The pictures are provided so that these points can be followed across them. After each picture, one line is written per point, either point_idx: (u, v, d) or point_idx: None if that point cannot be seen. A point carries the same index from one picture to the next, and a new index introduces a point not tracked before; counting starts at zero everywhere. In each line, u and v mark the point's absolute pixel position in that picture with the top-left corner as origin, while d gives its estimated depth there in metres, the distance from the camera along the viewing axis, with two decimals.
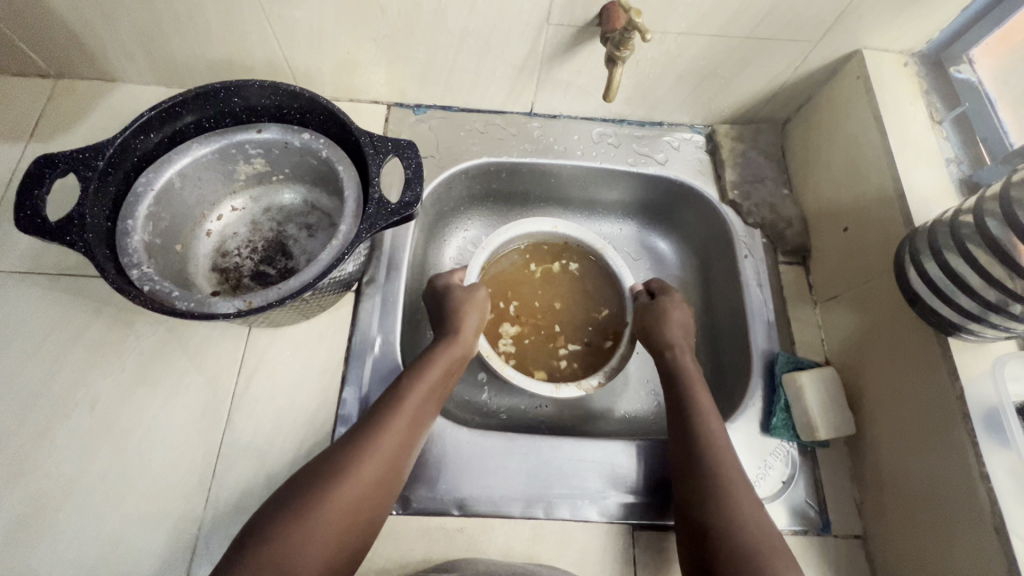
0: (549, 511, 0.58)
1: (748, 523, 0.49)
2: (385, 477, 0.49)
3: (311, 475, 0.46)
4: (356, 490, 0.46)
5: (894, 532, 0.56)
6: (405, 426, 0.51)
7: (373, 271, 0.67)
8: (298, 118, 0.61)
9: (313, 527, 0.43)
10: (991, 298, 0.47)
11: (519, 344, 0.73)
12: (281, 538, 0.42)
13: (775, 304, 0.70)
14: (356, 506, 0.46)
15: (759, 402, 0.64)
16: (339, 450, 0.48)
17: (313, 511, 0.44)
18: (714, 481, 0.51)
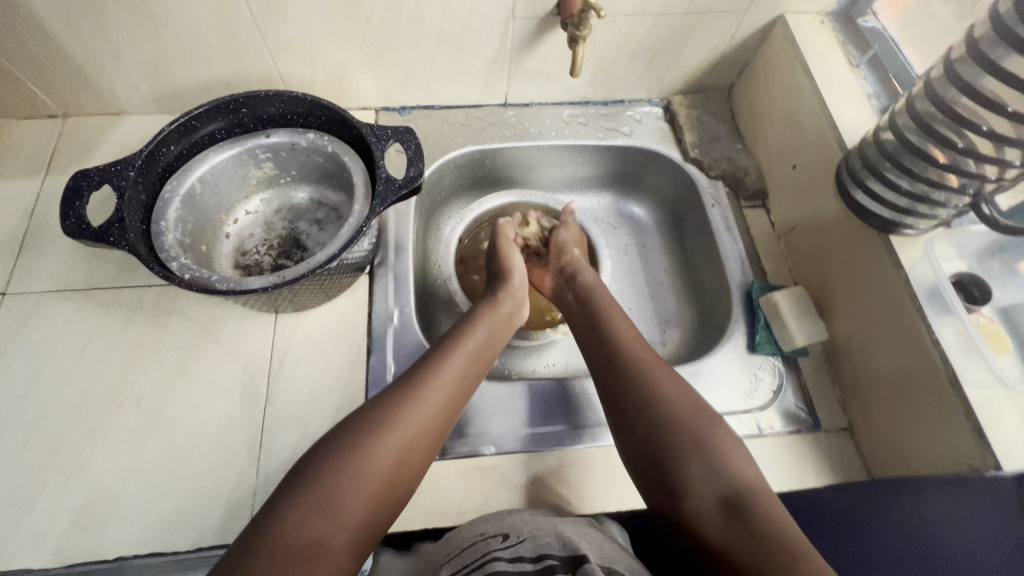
0: (573, 441, 0.64)
1: (677, 408, 0.55)
2: (430, 432, 0.54)
3: (353, 433, 0.51)
4: (398, 448, 0.51)
5: (874, 417, 0.63)
6: (448, 395, 0.57)
7: (382, 254, 0.73)
8: (302, 121, 0.68)
9: (358, 478, 0.48)
10: (918, 192, 0.56)
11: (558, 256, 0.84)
12: (330, 495, 0.47)
13: (744, 243, 0.79)
14: (395, 463, 0.51)
15: (743, 326, 0.72)
16: (389, 407, 0.53)
17: (365, 458, 0.49)
18: (643, 380, 0.57)
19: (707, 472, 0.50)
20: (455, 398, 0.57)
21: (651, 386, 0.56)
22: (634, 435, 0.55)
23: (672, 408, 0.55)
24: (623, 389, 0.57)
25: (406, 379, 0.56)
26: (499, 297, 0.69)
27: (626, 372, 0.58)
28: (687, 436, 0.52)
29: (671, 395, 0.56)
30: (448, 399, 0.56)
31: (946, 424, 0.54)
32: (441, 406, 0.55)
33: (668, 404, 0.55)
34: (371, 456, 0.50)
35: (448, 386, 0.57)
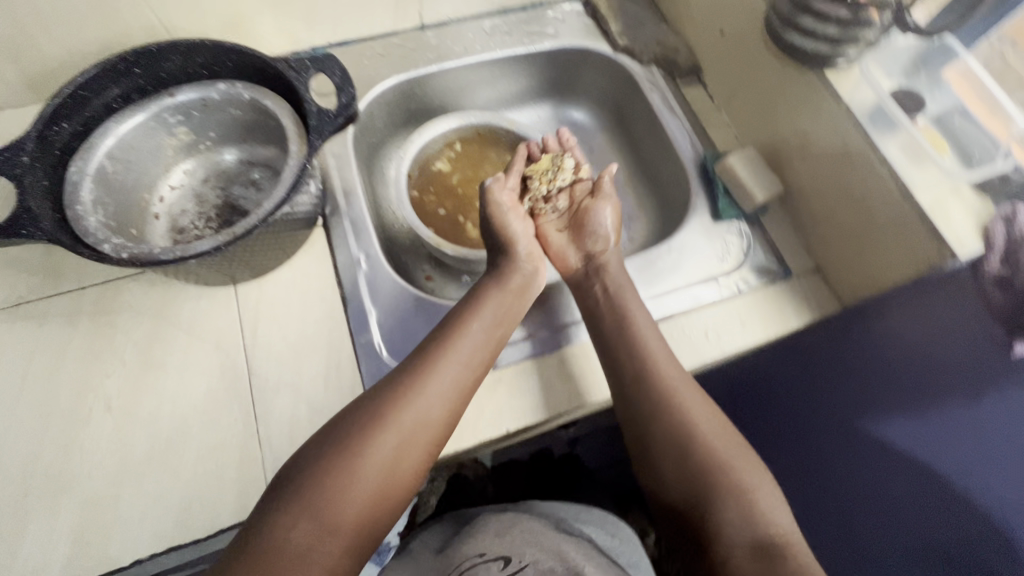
0: (569, 340, 0.66)
1: (716, 450, 0.54)
2: (428, 434, 0.53)
3: (355, 423, 0.51)
4: (393, 446, 0.51)
5: (837, 251, 0.67)
6: (449, 392, 0.55)
7: (332, 202, 0.69)
8: (207, 72, 0.62)
9: (356, 476, 0.49)
10: (846, 17, 0.58)
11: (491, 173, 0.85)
12: (325, 493, 0.47)
13: (688, 120, 0.79)
14: (390, 464, 0.51)
15: (703, 198, 0.74)
16: (391, 410, 0.52)
17: (359, 457, 0.49)
18: (675, 413, 0.56)
19: (739, 516, 0.50)
20: (460, 393, 0.55)
21: (685, 427, 0.55)
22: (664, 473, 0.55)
23: (705, 445, 0.54)
24: (655, 426, 0.56)
25: (405, 374, 0.55)
26: (504, 272, 0.66)
27: (659, 407, 0.57)
28: (722, 481, 0.52)
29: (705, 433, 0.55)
30: (451, 398, 0.54)
31: (904, 234, 0.58)
32: (443, 403, 0.54)
33: (705, 443, 0.54)
34: (365, 458, 0.49)
35: (446, 381, 0.55)
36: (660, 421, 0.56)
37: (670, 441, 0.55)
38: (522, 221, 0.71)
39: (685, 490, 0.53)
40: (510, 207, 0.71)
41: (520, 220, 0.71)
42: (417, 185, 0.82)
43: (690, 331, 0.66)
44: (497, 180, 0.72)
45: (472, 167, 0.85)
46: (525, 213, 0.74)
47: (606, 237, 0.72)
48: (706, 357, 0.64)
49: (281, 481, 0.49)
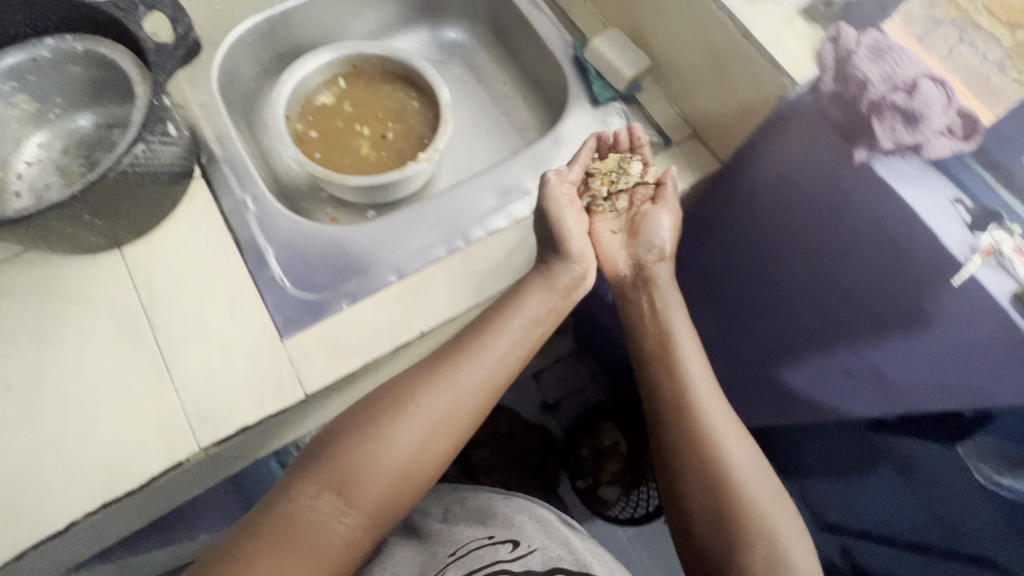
0: (468, 238, 0.66)
1: (760, 506, 0.55)
2: (451, 424, 0.56)
3: (386, 402, 0.55)
4: (416, 430, 0.54)
5: (705, 111, 0.71)
6: (475, 385, 0.57)
7: (207, 151, 0.67)
8: (31, 31, 0.58)
9: (383, 456, 0.52)
10: None
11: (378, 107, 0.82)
12: (353, 471, 0.52)
13: (556, 15, 0.80)
14: (416, 450, 0.54)
15: (580, 87, 0.76)
16: (437, 403, 0.55)
17: (389, 434, 0.53)
18: (720, 465, 0.57)
19: None
20: (492, 389, 0.58)
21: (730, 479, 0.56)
22: (692, 498, 0.58)
23: (741, 496, 0.56)
24: (685, 429, 0.60)
25: (450, 375, 0.57)
26: (555, 271, 0.64)
27: (701, 449, 0.58)
28: (755, 537, 0.53)
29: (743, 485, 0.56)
30: (485, 397, 0.57)
31: (752, 76, 0.62)
32: (474, 397, 0.57)
33: (745, 496, 0.56)
34: (387, 438, 0.53)
35: (473, 378, 0.57)
36: (695, 443, 0.59)
37: (706, 466, 0.58)
38: (588, 234, 0.68)
39: (716, 520, 0.56)
40: (567, 200, 0.66)
41: (581, 222, 0.67)
42: (309, 105, 0.81)
43: (585, 211, 0.69)
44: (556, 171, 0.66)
45: (364, 94, 0.83)
46: (581, 208, 0.71)
47: (660, 246, 0.72)
48: None
49: (319, 451, 0.54)
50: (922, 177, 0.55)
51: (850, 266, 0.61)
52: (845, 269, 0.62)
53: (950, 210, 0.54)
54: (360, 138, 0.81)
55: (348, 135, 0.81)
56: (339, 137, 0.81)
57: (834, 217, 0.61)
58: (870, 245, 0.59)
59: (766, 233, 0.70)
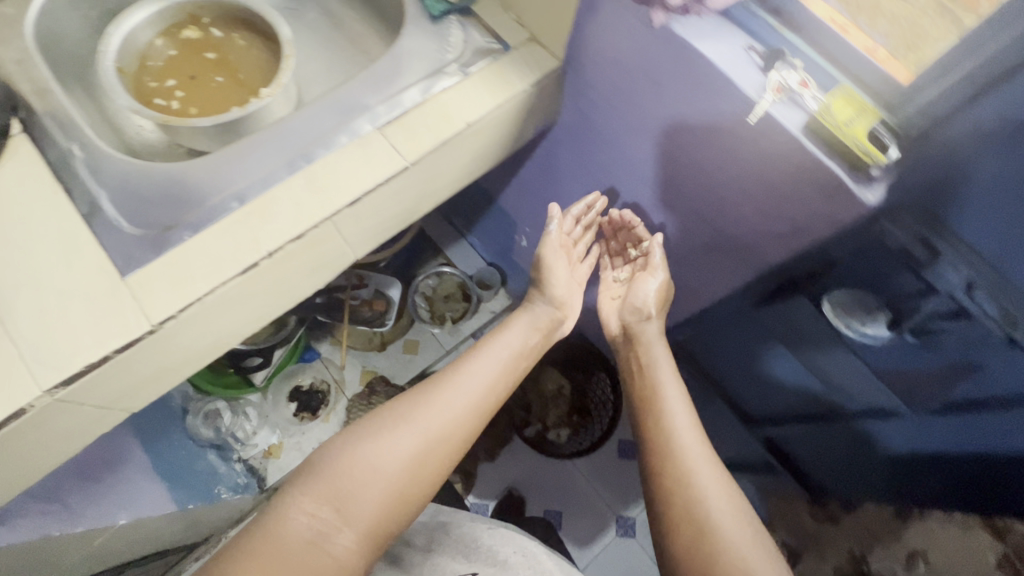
0: (310, 158, 0.66)
1: (709, 497, 0.60)
2: (440, 448, 0.66)
3: (373, 425, 0.66)
4: (408, 458, 0.64)
5: (534, 10, 0.72)
6: (461, 418, 0.69)
7: (26, 107, 0.65)
8: None
9: (365, 467, 0.62)
10: None
11: (222, 89, 0.79)
12: (333, 477, 0.61)
13: None
14: (407, 473, 0.63)
15: (416, 5, 0.76)
16: (419, 409, 0.67)
17: (374, 451, 0.63)
18: (664, 454, 0.65)
19: None
20: (483, 413, 0.72)
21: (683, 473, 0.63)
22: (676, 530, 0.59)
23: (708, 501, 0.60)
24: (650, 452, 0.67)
25: (439, 386, 0.70)
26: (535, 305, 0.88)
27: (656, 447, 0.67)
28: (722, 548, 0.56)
29: (686, 468, 0.63)
30: (469, 423, 0.69)
31: None
32: (463, 421, 0.69)
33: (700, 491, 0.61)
34: (371, 452, 0.63)
35: (458, 411, 0.69)
36: (662, 461, 0.65)
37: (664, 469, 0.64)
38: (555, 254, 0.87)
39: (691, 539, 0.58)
40: (552, 249, 0.87)
41: (559, 260, 0.88)
42: (197, 30, 0.82)
43: (428, 120, 0.69)
44: (557, 222, 0.87)
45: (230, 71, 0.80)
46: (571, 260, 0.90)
47: (646, 308, 0.85)
48: (446, 134, 0.68)
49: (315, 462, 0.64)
50: (718, 31, 0.59)
51: (711, 176, 0.68)
52: (709, 178, 0.69)
53: (743, 56, 0.58)
54: (195, 92, 0.79)
55: (198, 73, 0.80)
56: (192, 70, 0.80)
57: (655, 87, 0.66)
58: (741, 180, 0.65)
59: (619, 108, 0.74)
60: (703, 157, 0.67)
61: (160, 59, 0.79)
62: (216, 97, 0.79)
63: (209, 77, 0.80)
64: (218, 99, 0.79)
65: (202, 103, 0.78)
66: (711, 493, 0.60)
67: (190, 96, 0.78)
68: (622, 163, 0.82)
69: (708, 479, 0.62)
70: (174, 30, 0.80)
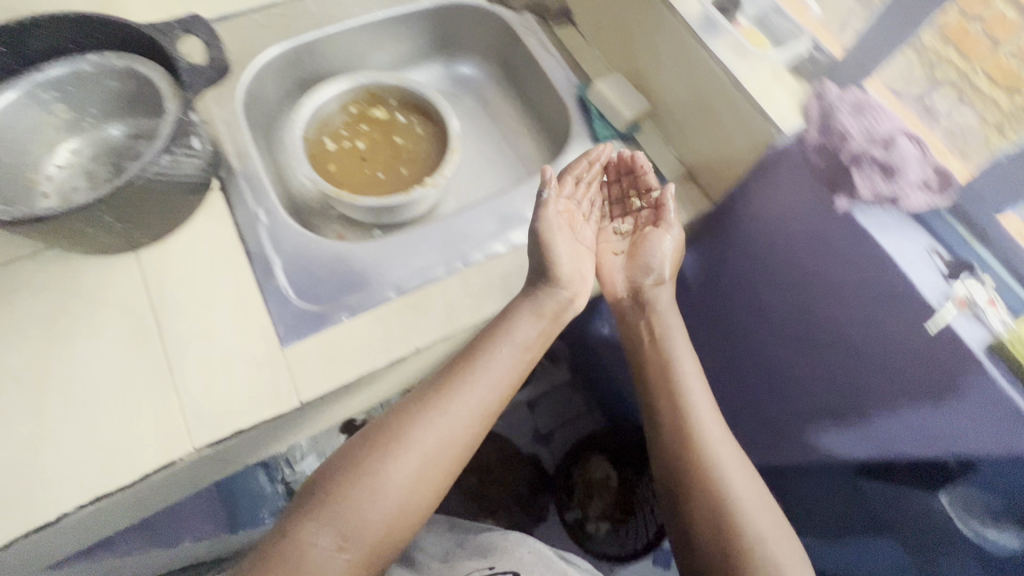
0: (467, 260, 0.69)
1: None
2: (439, 463, 0.56)
3: (375, 441, 0.55)
4: (411, 479, 0.54)
5: (701, 153, 0.74)
6: (452, 432, 0.57)
7: (227, 165, 0.71)
8: (77, 46, 0.63)
9: (372, 493, 0.52)
10: None
11: (374, 172, 0.85)
12: (337, 503, 0.52)
13: (564, 59, 0.85)
14: (408, 492, 0.54)
15: (583, 125, 0.80)
16: (424, 425, 0.56)
17: (384, 475, 0.53)
18: (728, 520, 0.54)
19: None
20: (479, 421, 0.59)
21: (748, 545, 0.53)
22: None
23: None
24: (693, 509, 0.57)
25: (441, 391, 0.58)
26: (540, 294, 0.65)
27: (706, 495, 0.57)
28: None
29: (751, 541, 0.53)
30: (467, 430, 0.57)
31: (742, 121, 0.65)
32: (461, 428, 0.57)
33: None
34: (378, 478, 0.53)
35: (449, 425, 0.57)
36: (731, 542, 0.53)
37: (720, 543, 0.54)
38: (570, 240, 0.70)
39: None
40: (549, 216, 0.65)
41: (562, 236, 0.67)
42: (385, 110, 0.88)
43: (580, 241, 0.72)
44: (553, 190, 0.66)
45: (389, 159, 0.86)
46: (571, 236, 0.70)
47: (658, 270, 0.71)
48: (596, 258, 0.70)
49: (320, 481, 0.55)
50: (898, 226, 0.58)
51: (852, 357, 0.64)
52: (848, 358, 0.65)
53: (927, 260, 0.57)
54: (350, 162, 0.85)
55: (367, 150, 0.86)
56: (362, 146, 0.86)
57: (822, 258, 0.64)
58: (892, 377, 0.60)
59: (767, 271, 0.72)
60: (864, 346, 0.63)
61: (340, 124, 0.86)
62: (335, 177, 0.83)
63: (371, 158, 0.86)
64: (366, 179, 0.84)
65: (349, 177, 0.84)
66: (782, 564, 0.52)
67: (345, 165, 0.84)
68: (744, 297, 0.78)
69: (782, 552, 0.53)
70: (366, 102, 0.87)
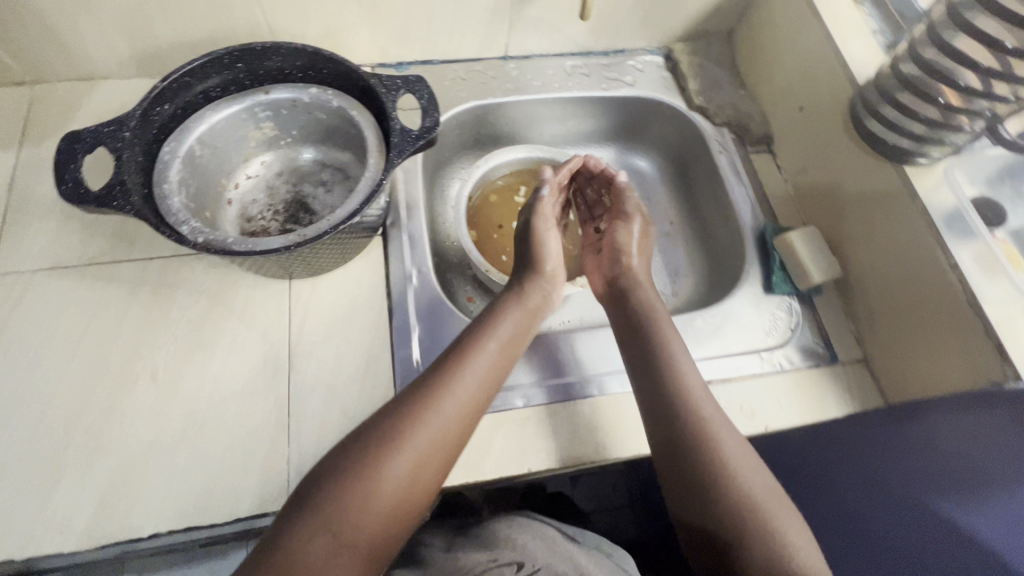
0: (602, 388, 0.63)
1: None
2: (436, 456, 0.49)
3: (363, 443, 0.48)
4: (406, 477, 0.47)
5: (891, 346, 0.65)
6: (452, 417, 0.51)
7: (394, 215, 0.71)
8: (302, 76, 0.64)
9: (366, 498, 0.45)
10: (921, 134, 0.60)
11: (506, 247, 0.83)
12: (328, 512, 0.44)
13: (753, 188, 0.79)
14: (403, 494, 0.47)
15: (757, 268, 0.73)
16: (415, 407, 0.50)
17: (381, 476, 0.46)
18: None
19: None
20: (474, 402, 0.53)
21: None
22: None
23: None
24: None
25: (433, 374, 0.54)
26: (527, 288, 0.64)
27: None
28: None
29: None
30: (462, 415, 0.51)
31: (964, 343, 0.57)
32: (456, 419, 0.51)
33: None
34: (375, 479, 0.46)
35: (444, 409, 0.51)
36: None
37: None
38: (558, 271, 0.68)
39: None
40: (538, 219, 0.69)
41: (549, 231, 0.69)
42: None
43: (727, 402, 0.64)
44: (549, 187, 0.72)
45: None
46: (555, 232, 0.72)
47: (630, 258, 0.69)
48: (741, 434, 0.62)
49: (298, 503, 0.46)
50: None
51: None
52: None
53: None
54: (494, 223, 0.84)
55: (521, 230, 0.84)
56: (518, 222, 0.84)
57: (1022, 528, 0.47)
58: None
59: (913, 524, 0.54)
60: None
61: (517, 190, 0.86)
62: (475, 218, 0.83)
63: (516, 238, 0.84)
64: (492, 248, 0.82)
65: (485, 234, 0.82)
66: None
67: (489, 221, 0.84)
68: None
69: None
70: None
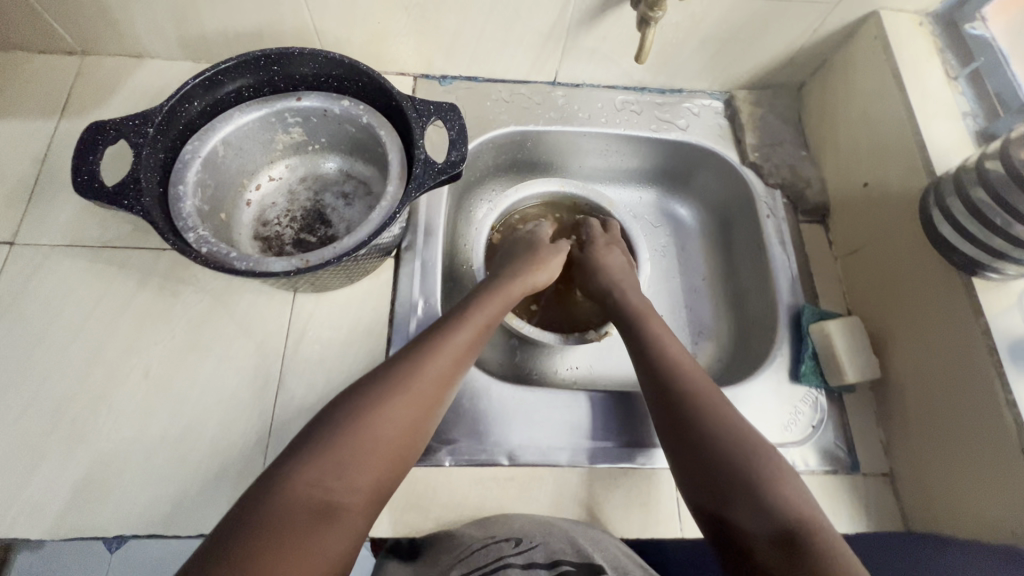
0: (594, 458, 0.60)
1: None
2: (429, 400, 0.49)
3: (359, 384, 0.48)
4: (400, 412, 0.46)
5: (921, 469, 0.59)
6: (444, 363, 0.51)
7: (411, 238, 0.68)
8: (336, 85, 0.62)
9: (362, 426, 0.44)
10: (997, 248, 0.52)
11: None
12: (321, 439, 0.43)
13: (798, 261, 0.73)
14: (395, 428, 0.46)
15: (787, 351, 0.67)
16: (411, 345, 0.51)
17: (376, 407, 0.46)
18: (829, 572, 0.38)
19: None
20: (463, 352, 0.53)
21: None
22: None
23: None
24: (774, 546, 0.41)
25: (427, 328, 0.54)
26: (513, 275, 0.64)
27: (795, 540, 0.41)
28: None
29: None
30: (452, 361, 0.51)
31: (1008, 491, 0.50)
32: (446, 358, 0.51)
33: None
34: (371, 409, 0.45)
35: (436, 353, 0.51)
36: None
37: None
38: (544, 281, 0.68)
39: None
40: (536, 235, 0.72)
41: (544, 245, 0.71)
42: None
43: None
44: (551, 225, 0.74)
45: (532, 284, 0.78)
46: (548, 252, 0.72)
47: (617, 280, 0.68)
48: None
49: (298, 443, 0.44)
50: None
51: None
52: None
53: None
54: None
55: None
56: None
57: None
58: None
59: None
60: None
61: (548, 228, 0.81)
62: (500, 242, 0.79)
63: None
64: None
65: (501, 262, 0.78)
66: None
67: None
68: None
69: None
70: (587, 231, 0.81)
